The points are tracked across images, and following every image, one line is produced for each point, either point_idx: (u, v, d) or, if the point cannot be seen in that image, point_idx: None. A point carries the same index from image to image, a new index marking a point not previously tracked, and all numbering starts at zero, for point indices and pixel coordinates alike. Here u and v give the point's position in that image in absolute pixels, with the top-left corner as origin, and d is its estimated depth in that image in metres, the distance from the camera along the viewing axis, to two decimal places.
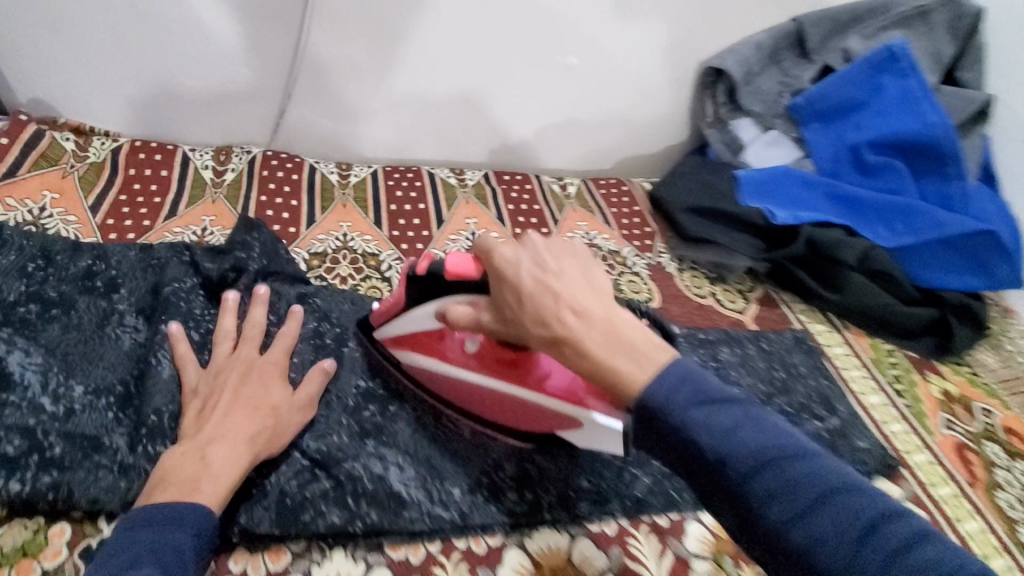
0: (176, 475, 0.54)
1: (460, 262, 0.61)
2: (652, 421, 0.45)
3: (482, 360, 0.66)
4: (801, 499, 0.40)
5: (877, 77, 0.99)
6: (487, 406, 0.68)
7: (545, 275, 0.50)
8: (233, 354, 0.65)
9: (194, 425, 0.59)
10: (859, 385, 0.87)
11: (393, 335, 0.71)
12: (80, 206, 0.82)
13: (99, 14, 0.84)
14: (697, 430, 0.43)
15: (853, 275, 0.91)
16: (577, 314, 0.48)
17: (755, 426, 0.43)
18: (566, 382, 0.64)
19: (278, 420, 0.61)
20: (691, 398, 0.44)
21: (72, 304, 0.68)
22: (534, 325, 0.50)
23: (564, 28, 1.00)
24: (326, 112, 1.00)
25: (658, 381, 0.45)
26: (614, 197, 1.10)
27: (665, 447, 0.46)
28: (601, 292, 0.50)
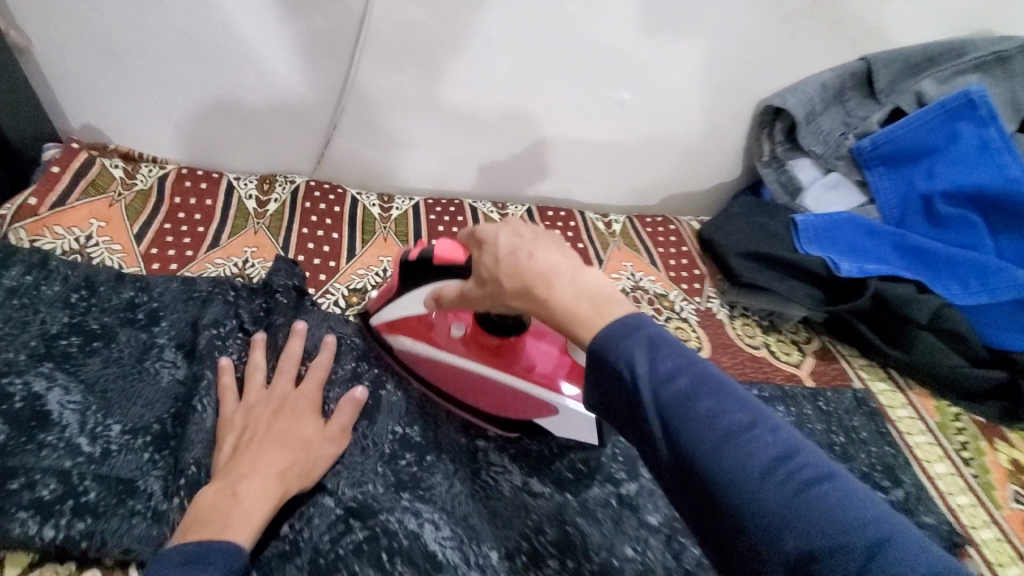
0: (209, 514, 0.52)
1: (446, 249, 0.61)
2: (594, 359, 0.44)
3: (469, 346, 0.69)
4: (725, 444, 0.38)
5: (954, 123, 0.93)
6: (466, 389, 0.69)
7: (519, 240, 0.50)
8: (267, 389, 0.64)
9: (226, 464, 0.57)
10: (923, 452, 0.81)
11: (385, 320, 0.72)
12: (125, 234, 0.82)
13: (152, 44, 0.84)
14: (635, 367, 0.41)
15: (920, 334, 0.85)
16: (549, 271, 0.47)
17: (697, 374, 0.41)
18: (548, 369, 0.67)
19: (309, 454, 0.60)
20: (638, 340, 0.42)
21: (114, 337, 0.67)
22: (514, 286, 0.49)
23: (621, 66, 0.96)
24: (371, 143, 0.99)
25: (611, 326, 0.43)
26: (660, 236, 1.06)
27: (604, 385, 0.44)
28: (573, 259, 0.48)
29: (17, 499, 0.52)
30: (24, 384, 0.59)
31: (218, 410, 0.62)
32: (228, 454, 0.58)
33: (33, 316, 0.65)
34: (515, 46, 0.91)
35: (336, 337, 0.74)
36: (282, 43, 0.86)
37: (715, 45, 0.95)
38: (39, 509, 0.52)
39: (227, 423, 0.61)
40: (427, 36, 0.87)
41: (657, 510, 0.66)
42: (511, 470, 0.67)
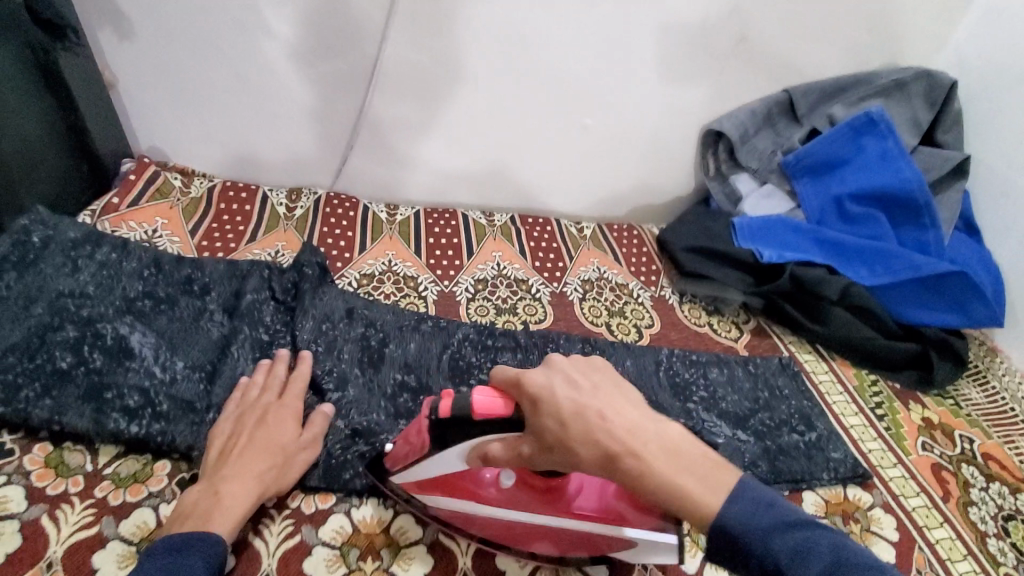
0: (194, 511, 0.62)
1: (485, 398, 0.60)
2: (731, 546, 0.50)
3: (519, 491, 0.66)
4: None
5: (859, 138, 1.13)
6: (526, 535, 0.68)
7: (578, 396, 0.56)
8: (254, 398, 0.73)
9: (214, 464, 0.66)
10: (840, 408, 0.95)
11: (416, 480, 0.68)
12: (182, 229, 1.02)
13: (204, 82, 1.06)
14: (780, 551, 0.48)
15: (835, 310, 1.01)
16: (624, 433, 0.53)
17: (832, 547, 0.48)
18: (602, 501, 0.65)
19: (287, 458, 0.69)
20: (768, 522, 0.49)
21: (176, 302, 0.85)
22: (592, 455, 0.54)
23: (584, 97, 1.17)
24: (381, 162, 1.20)
25: (734, 505, 0.50)
26: (625, 239, 1.24)
27: (749, 572, 0.49)
28: (633, 403, 0.56)
29: (111, 404, 0.69)
30: (113, 327, 0.77)
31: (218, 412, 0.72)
32: (215, 456, 0.67)
33: (117, 282, 0.84)
34: (496, 83, 1.13)
35: (347, 309, 0.91)
36: (310, 81, 1.08)
37: (662, 78, 1.16)
38: (127, 412, 0.69)
39: (217, 429, 0.70)
40: (426, 76, 1.09)
41: None
42: None
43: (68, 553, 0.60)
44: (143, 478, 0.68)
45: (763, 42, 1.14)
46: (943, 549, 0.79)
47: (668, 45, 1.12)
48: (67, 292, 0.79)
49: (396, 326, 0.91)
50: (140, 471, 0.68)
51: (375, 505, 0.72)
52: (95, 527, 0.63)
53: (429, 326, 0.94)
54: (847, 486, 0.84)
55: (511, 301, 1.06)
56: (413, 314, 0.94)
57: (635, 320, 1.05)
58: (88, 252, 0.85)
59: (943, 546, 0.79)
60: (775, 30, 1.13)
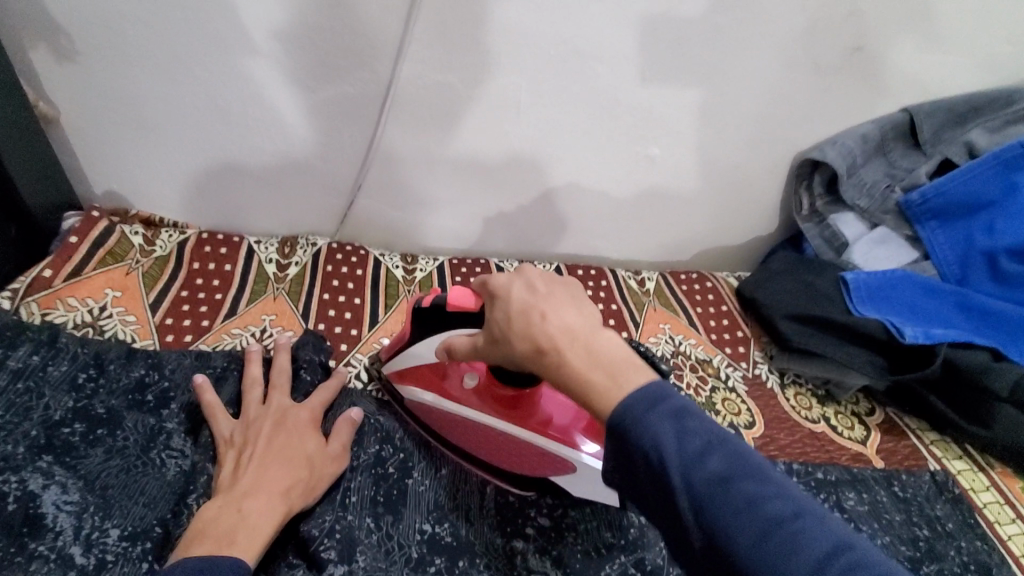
0: (213, 528, 0.51)
1: (460, 295, 0.60)
2: (616, 437, 0.40)
3: (483, 396, 0.64)
4: (764, 531, 0.35)
5: (1009, 174, 0.88)
6: (478, 443, 0.65)
7: (533, 296, 0.47)
8: (265, 404, 0.64)
9: (229, 476, 0.57)
10: (1022, 547, 0.70)
11: (398, 368, 0.70)
12: (140, 304, 0.78)
13: (174, 110, 0.82)
14: (664, 447, 0.38)
15: (1004, 409, 0.75)
16: (560, 332, 0.45)
17: (728, 452, 0.38)
18: (565, 422, 0.63)
19: (312, 472, 0.59)
20: (662, 415, 0.39)
21: (119, 423, 0.61)
22: (525, 348, 0.46)
23: (652, 121, 0.93)
24: (395, 204, 0.97)
25: (633, 398, 0.40)
26: (697, 293, 1.00)
27: (626, 465, 0.41)
28: (590, 317, 0.46)
29: None
30: (18, 482, 0.53)
31: (214, 429, 0.62)
32: (229, 472, 0.58)
33: (35, 401, 0.60)
34: (542, 107, 0.89)
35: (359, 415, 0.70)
36: (306, 107, 0.84)
37: (750, 94, 0.91)
38: None
39: (225, 440, 0.61)
40: (453, 99, 0.86)
41: None
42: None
43: None
44: None
45: (884, 49, 0.89)
46: None
47: (764, 55, 0.87)
48: None
49: (422, 443, 0.69)
50: None
51: None
52: None
53: None
54: None
55: None
56: None
57: (730, 416, 0.81)
58: None
59: None
60: (902, 33, 0.88)
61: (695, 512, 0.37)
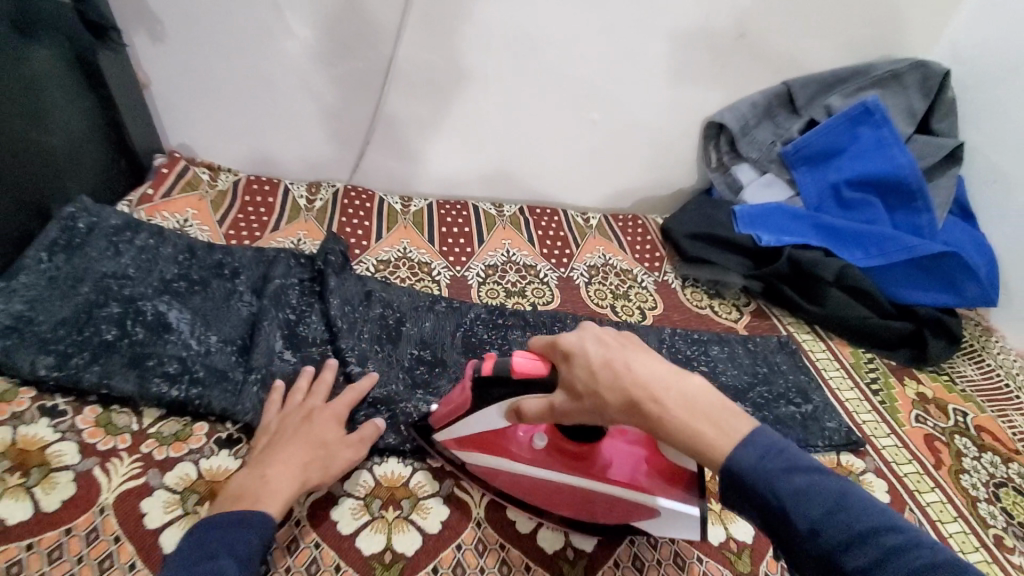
0: (245, 489, 0.65)
1: (524, 359, 0.66)
2: (740, 488, 0.52)
3: (551, 454, 0.72)
4: (880, 556, 0.46)
5: (855, 128, 1.17)
6: (557, 499, 0.72)
7: (606, 350, 0.59)
8: (304, 403, 0.76)
9: (265, 452, 0.70)
10: (836, 382, 0.99)
11: (457, 436, 0.75)
12: (211, 219, 1.09)
13: (234, 82, 1.13)
14: (788, 496, 0.49)
15: (832, 291, 1.04)
16: (648, 388, 0.56)
17: (841, 495, 0.50)
18: (631, 470, 0.70)
19: (329, 451, 0.71)
20: (780, 467, 0.51)
21: (208, 284, 0.91)
22: (609, 392, 0.58)
23: (591, 92, 1.23)
24: (396, 156, 1.26)
25: (745, 451, 0.52)
26: (630, 228, 1.29)
27: (758, 512, 0.52)
28: (668, 368, 0.58)
29: (153, 371, 0.75)
30: (152, 306, 0.83)
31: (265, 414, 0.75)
32: (265, 443, 0.71)
33: (154, 266, 0.90)
34: (504, 80, 1.18)
35: (366, 292, 0.97)
36: (329, 79, 1.14)
37: (665, 71, 1.21)
38: (169, 378, 0.75)
39: (265, 427, 0.73)
40: (437, 73, 1.15)
41: None
42: None
43: (118, 500, 0.65)
44: (183, 437, 0.73)
45: (763, 37, 1.18)
46: (934, 513, 0.82)
47: (670, 40, 1.16)
48: (110, 273, 0.85)
49: (412, 306, 0.97)
50: (180, 431, 0.73)
51: (395, 460, 0.78)
52: (143, 477, 0.68)
53: (443, 306, 1.00)
54: (840, 452, 0.87)
55: (520, 284, 1.11)
56: (428, 296, 1.00)
57: (640, 303, 1.10)
58: (128, 238, 0.91)
59: (935, 509, 0.82)
60: (774, 25, 1.17)
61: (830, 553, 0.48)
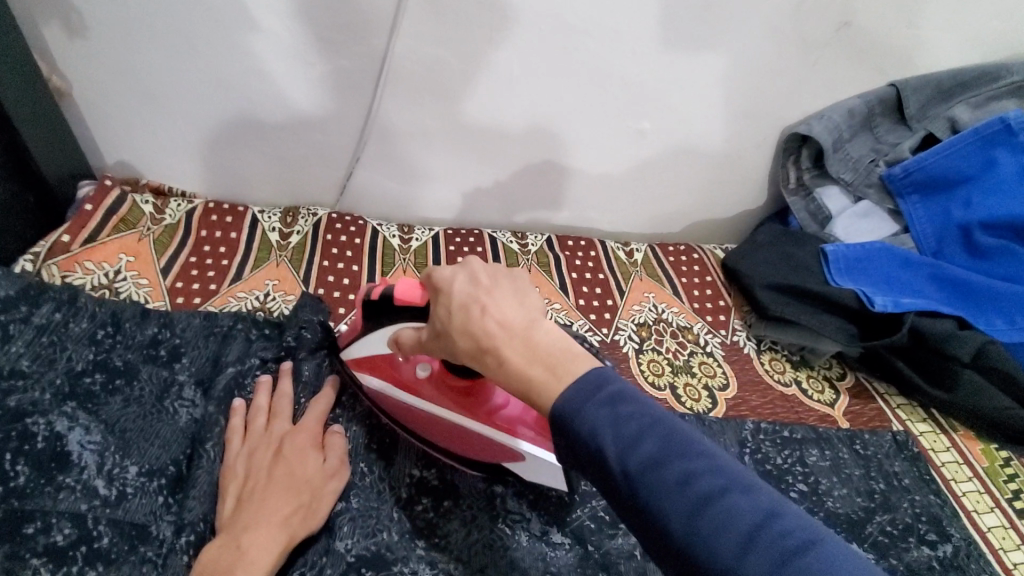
0: (213, 569, 0.50)
1: (407, 286, 0.57)
2: (560, 430, 0.41)
3: (435, 384, 0.64)
4: (696, 511, 0.35)
5: (990, 150, 0.91)
6: (435, 433, 0.65)
7: (476, 289, 0.45)
8: (268, 432, 0.62)
9: (232, 514, 0.55)
10: (973, 502, 0.75)
11: (352, 354, 0.68)
12: (152, 268, 0.84)
13: (185, 87, 0.86)
14: (601, 434, 0.38)
15: (965, 373, 0.80)
16: (499, 327, 0.43)
17: (663, 431, 0.38)
18: (514, 412, 0.63)
19: (313, 493, 0.58)
20: (598, 400, 0.40)
21: (135, 374, 0.67)
22: (467, 347, 0.45)
23: (646, 96, 0.95)
24: (394, 176, 1.00)
25: (572, 389, 0.40)
26: (684, 265, 1.03)
27: (580, 461, 0.41)
28: (532, 312, 0.45)
29: (32, 544, 0.51)
30: (45, 424, 0.58)
31: (224, 454, 0.61)
32: (233, 506, 0.56)
33: (60, 353, 0.66)
34: (532, 79, 0.91)
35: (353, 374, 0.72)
36: (308, 81, 0.87)
37: (739, 68, 0.93)
38: (53, 556, 0.51)
39: (229, 472, 0.59)
40: (447, 71, 0.88)
41: None
42: (529, 519, 0.63)
43: None
44: None
45: (873, 26, 0.90)
46: None
47: (751, 28, 0.89)
48: None
49: None
50: None
51: None
52: None
53: None
54: None
55: None
56: None
57: (706, 378, 0.86)
58: (22, 315, 0.67)
59: None
60: (891, 10, 0.89)
61: (640, 500, 0.37)
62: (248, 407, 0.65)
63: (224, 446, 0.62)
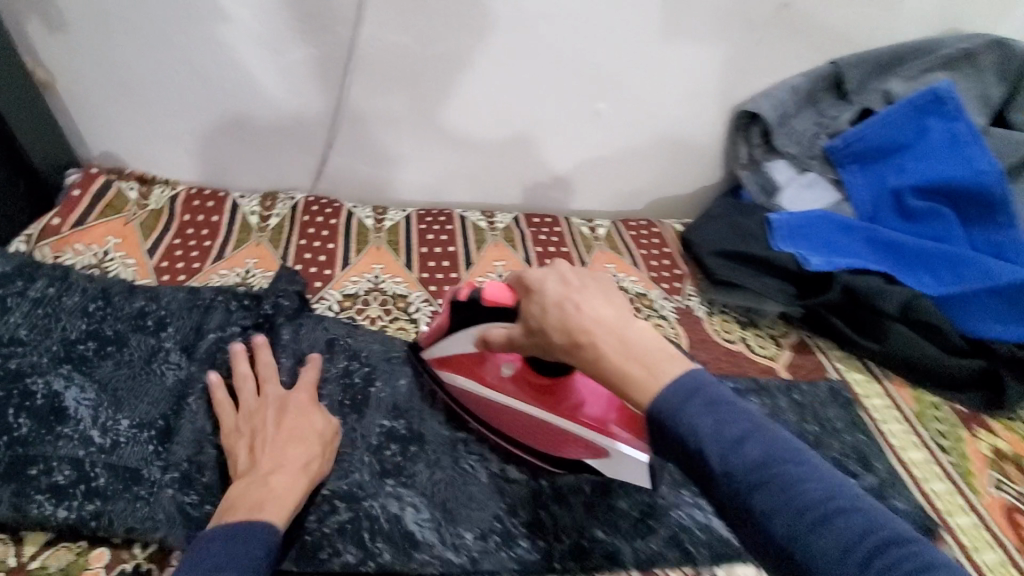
0: (244, 501, 0.55)
1: (494, 290, 0.60)
2: (660, 429, 0.45)
3: (518, 384, 0.66)
4: (800, 514, 0.38)
5: (922, 120, 0.97)
6: (521, 429, 0.68)
7: (567, 288, 0.52)
8: (262, 394, 0.66)
9: (248, 460, 0.60)
10: (898, 439, 0.83)
11: (437, 354, 0.72)
12: (138, 249, 0.91)
13: (164, 77, 0.92)
14: (705, 436, 0.42)
15: (892, 325, 0.87)
16: (594, 322, 0.49)
17: (763, 439, 0.42)
18: (600, 411, 0.65)
19: (323, 445, 0.64)
20: (699, 404, 0.44)
21: (125, 341, 0.73)
22: (562, 341, 0.51)
23: (603, 78, 1.02)
24: (368, 160, 1.06)
25: (671, 389, 0.45)
26: (644, 238, 1.09)
27: (681, 460, 0.44)
28: (620, 309, 0.50)
29: (36, 483, 0.58)
30: (45, 383, 0.66)
31: (220, 417, 0.65)
32: (246, 454, 0.61)
33: (55, 324, 0.72)
34: (493, 65, 0.97)
35: (328, 340, 0.78)
36: (280, 70, 0.93)
37: (686, 50, 1.00)
38: (55, 492, 0.58)
39: (234, 429, 0.63)
40: (412, 59, 0.94)
41: (626, 495, 0.68)
42: (489, 458, 0.70)
43: None
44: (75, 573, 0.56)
45: (809, 7, 0.97)
46: None
47: (694, 11, 0.96)
48: None
49: (385, 358, 0.79)
50: (72, 563, 0.56)
51: None
52: None
53: None
54: None
55: None
56: (402, 343, 0.81)
57: None
58: (18, 289, 0.74)
59: None
60: None
61: (739, 497, 0.40)
62: (233, 374, 0.69)
63: (217, 409, 0.66)
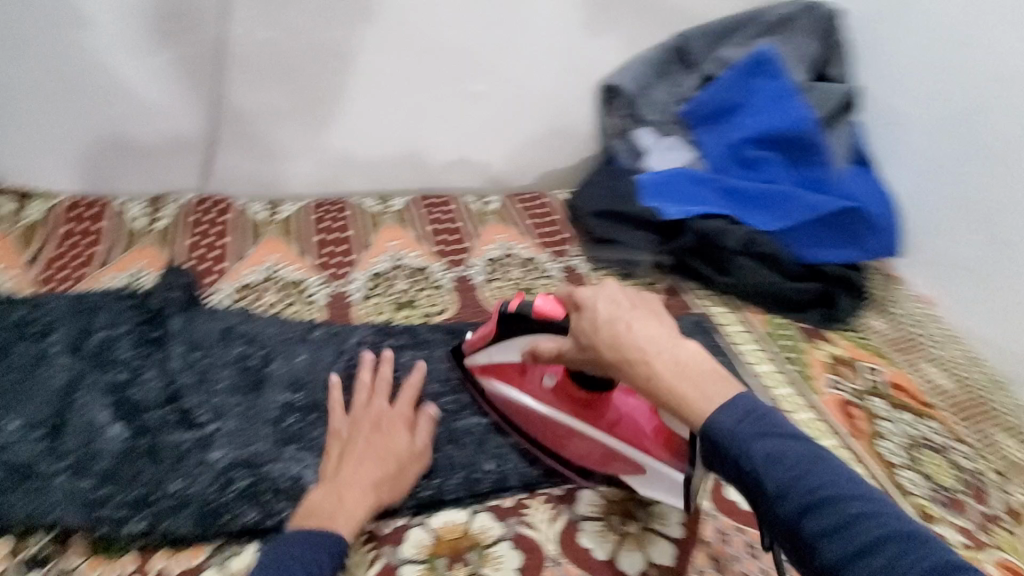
0: (320, 509, 0.61)
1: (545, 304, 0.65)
2: (715, 450, 0.47)
3: (559, 396, 0.70)
4: (854, 545, 0.40)
5: (749, 81, 1.10)
6: (557, 437, 0.72)
7: (616, 309, 0.55)
8: (368, 405, 0.71)
9: (333, 469, 0.65)
10: (751, 356, 0.95)
11: (480, 362, 0.75)
12: (17, 262, 0.91)
13: (29, 86, 0.94)
14: (761, 465, 0.44)
15: (738, 259, 1.01)
16: (645, 341, 0.52)
17: (823, 468, 0.43)
18: (637, 427, 0.67)
19: (399, 468, 0.66)
20: (755, 431, 0.45)
21: (10, 350, 0.74)
22: (611, 357, 0.53)
23: (474, 60, 1.09)
24: (252, 156, 1.06)
25: (725, 412, 0.47)
26: (534, 210, 1.17)
27: (734, 479, 0.47)
28: (670, 332, 0.52)
29: None
30: None
31: (330, 419, 0.70)
32: (333, 462, 0.66)
33: None
34: (365, 54, 1.02)
35: (224, 329, 0.80)
36: (150, 71, 0.95)
37: (543, 30, 1.09)
38: None
39: (334, 433, 0.69)
40: (282, 52, 0.98)
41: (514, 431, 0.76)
42: None
43: None
44: None
45: None
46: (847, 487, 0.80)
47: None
48: None
49: (281, 340, 0.80)
50: None
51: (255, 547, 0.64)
52: None
53: (320, 334, 0.83)
54: None
55: (409, 292, 0.98)
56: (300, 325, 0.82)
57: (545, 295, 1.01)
58: None
59: None
60: None
61: (792, 518, 0.42)
62: (357, 379, 0.74)
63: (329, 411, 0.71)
